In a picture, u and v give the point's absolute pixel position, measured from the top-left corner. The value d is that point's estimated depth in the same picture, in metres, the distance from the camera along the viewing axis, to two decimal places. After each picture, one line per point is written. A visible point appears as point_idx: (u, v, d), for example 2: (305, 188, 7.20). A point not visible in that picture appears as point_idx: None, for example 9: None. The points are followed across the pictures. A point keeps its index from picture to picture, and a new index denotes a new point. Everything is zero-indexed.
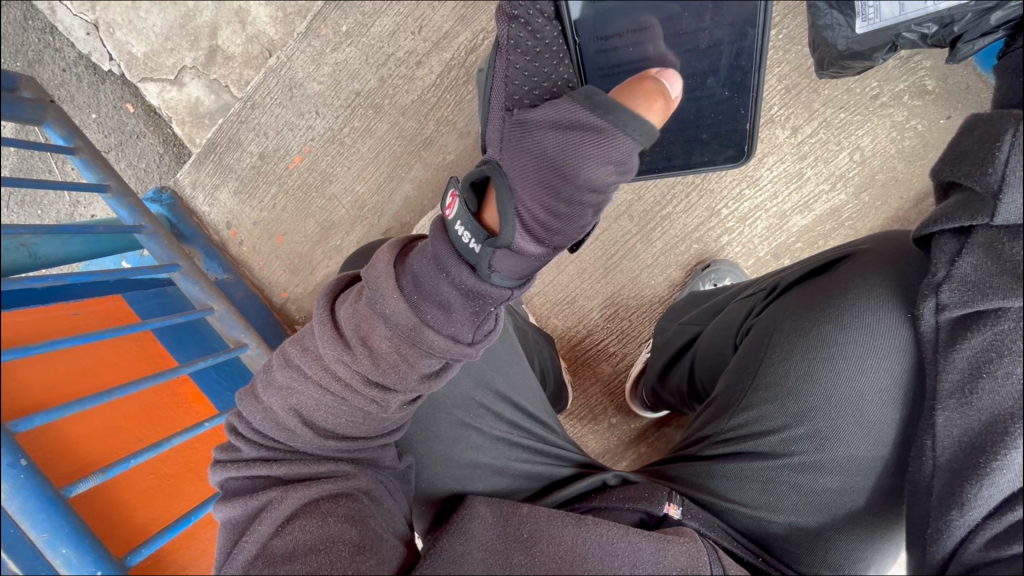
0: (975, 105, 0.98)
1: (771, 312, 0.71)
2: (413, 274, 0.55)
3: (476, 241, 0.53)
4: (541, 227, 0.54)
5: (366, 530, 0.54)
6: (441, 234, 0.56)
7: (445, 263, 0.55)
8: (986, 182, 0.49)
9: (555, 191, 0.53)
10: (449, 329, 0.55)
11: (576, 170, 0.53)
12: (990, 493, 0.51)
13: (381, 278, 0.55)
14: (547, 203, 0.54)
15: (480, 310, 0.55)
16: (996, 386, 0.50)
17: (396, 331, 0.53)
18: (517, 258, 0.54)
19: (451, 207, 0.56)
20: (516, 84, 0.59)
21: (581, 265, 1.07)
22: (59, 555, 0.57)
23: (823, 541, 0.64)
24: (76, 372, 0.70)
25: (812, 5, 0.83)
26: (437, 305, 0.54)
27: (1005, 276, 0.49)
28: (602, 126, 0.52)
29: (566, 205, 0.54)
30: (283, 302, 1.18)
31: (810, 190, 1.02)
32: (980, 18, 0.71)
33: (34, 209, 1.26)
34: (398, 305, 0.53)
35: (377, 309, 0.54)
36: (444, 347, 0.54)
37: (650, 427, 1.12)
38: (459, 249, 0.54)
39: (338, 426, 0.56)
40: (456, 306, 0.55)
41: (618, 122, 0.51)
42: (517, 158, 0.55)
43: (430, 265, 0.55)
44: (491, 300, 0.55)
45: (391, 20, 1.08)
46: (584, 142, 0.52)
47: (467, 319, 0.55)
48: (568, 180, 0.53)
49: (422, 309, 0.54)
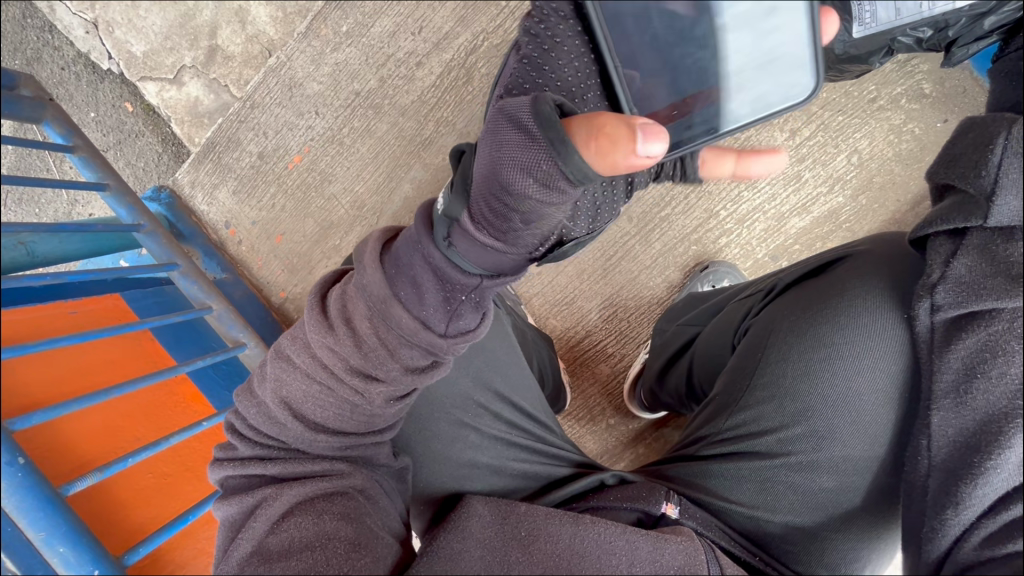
0: (972, 109, 0.98)
1: (769, 313, 0.72)
2: (395, 257, 0.58)
3: (444, 214, 0.56)
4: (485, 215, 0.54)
5: (361, 528, 0.54)
6: (424, 215, 0.59)
7: (422, 243, 0.57)
8: (979, 184, 0.50)
9: (500, 193, 0.53)
10: (420, 314, 0.55)
11: (511, 184, 0.52)
12: (985, 492, 0.51)
13: (367, 259, 0.58)
14: (493, 198, 0.54)
15: (451, 297, 0.57)
16: (990, 387, 0.51)
17: (373, 308, 0.55)
18: (471, 244, 0.55)
19: (442, 183, 0.60)
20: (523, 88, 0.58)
21: (580, 266, 1.08)
22: (56, 553, 0.56)
23: (819, 540, 0.64)
24: (74, 371, 0.70)
25: None
26: (412, 285, 0.56)
27: (999, 278, 0.49)
28: (537, 146, 0.49)
29: (506, 208, 0.53)
30: (281, 302, 1.18)
31: (808, 192, 1.03)
32: (973, 24, 0.74)
33: (32, 207, 1.26)
34: (374, 278, 0.56)
35: (360, 288, 0.56)
36: (413, 329, 0.55)
37: (648, 427, 1.12)
38: (431, 223, 0.57)
39: (327, 420, 0.56)
40: (427, 288, 0.56)
41: (550, 148, 0.48)
42: (487, 139, 0.55)
43: (409, 245, 0.57)
44: (460, 287, 0.57)
45: (391, 20, 1.09)
46: (520, 158, 0.51)
47: (438, 306, 0.56)
48: (508, 187, 0.52)
49: (398, 288, 0.56)
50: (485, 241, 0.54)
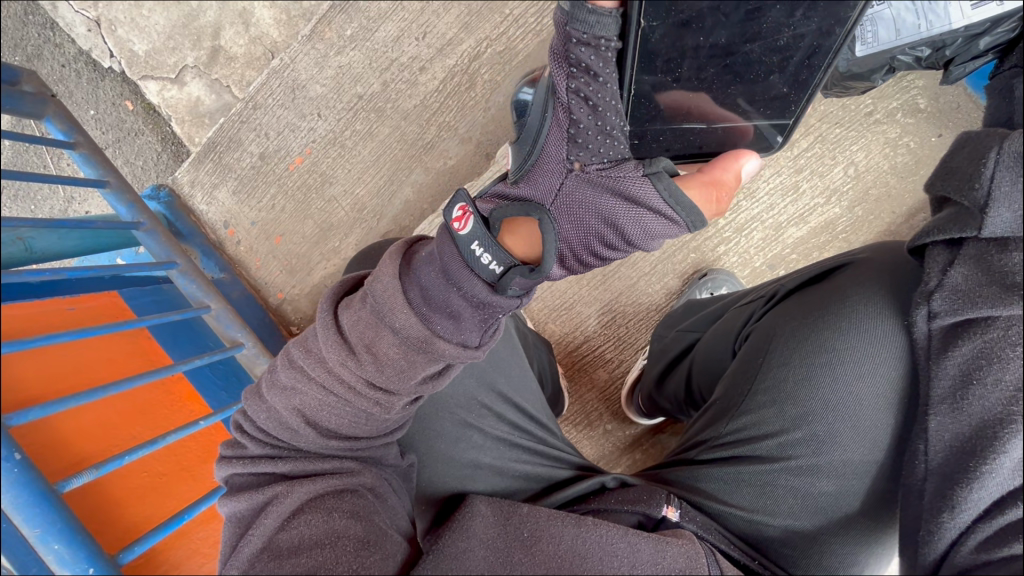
0: (966, 124, 1.00)
1: (771, 318, 0.73)
2: (420, 287, 0.56)
3: (497, 264, 0.54)
4: (576, 261, 0.59)
5: (370, 526, 0.54)
6: (452, 246, 0.56)
7: (455, 278, 0.55)
8: (973, 197, 0.50)
9: (603, 246, 0.57)
10: (458, 337, 0.56)
11: (633, 237, 0.57)
12: (980, 496, 0.52)
13: (388, 291, 0.55)
14: (589, 251, 0.58)
15: (489, 317, 0.57)
16: (986, 392, 0.52)
17: (406, 341, 0.54)
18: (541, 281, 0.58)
19: (462, 222, 0.56)
20: (579, 142, 0.56)
21: (579, 272, 1.09)
22: (51, 550, 0.56)
23: (819, 544, 0.65)
24: (68, 369, 0.69)
25: None
26: (447, 315, 0.56)
27: (994, 287, 0.50)
28: (674, 219, 0.56)
29: (603, 258, 0.59)
30: (279, 303, 1.18)
31: (805, 203, 1.04)
32: (969, 43, 0.75)
33: (27, 203, 1.25)
34: (408, 320, 0.54)
35: (384, 319, 0.54)
36: (453, 354, 0.55)
37: (645, 433, 1.12)
38: (475, 267, 0.55)
39: (340, 426, 0.57)
40: (465, 315, 0.56)
41: (688, 222, 0.56)
42: (572, 205, 0.56)
43: (438, 276, 0.56)
44: (498, 308, 0.57)
45: (395, 25, 1.09)
46: (649, 221, 0.56)
47: (475, 326, 0.57)
48: (626, 243, 0.57)
49: (431, 320, 0.55)
50: (558, 276, 0.60)
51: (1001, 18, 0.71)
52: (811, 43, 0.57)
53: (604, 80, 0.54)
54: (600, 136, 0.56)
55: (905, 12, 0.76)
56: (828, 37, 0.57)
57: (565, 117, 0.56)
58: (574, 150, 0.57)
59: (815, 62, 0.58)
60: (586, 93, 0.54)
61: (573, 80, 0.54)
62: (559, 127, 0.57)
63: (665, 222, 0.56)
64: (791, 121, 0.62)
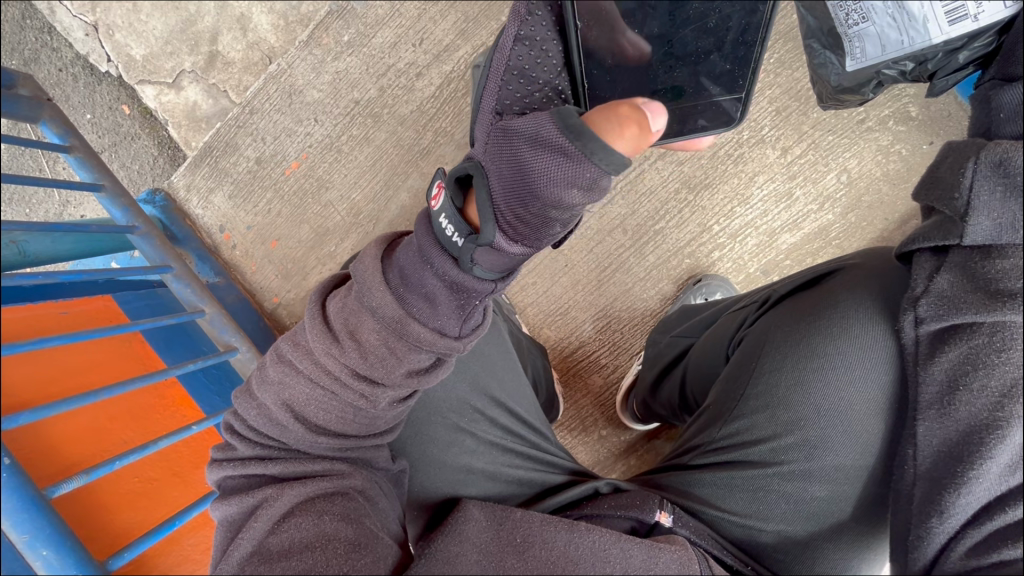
0: (957, 131, 1.01)
1: (766, 321, 0.73)
2: (399, 269, 0.56)
3: (460, 236, 0.54)
4: (513, 228, 0.54)
5: (361, 529, 0.54)
6: (425, 227, 0.57)
7: (430, 257, 0.55)
8: (953, 206, 0.51)
9: (526, 202, 0.54)
10: (435, 322, 0.56)
11: (543, 191, 0.52)
12: (968, 501, 0.52)
13: (368, 272, 0.57)
14: (518, 208, 0.54)
15: (465, 303, 0.57)
16: (973, 398, 0.52)
17: (384, 324, 0.54)
18: (498, 256, 0.54)
19: (437, 199, 0.57)
20: (509, 89, 0.59)
21: (574, 277, 1.09)
22: (39, 557, 0.55)
23: (811, 549, 0.65)
24: (59, 373, 0.69)
25: (810, 46, 0.87)
26: (422, 297, 0.56)
27: (979, 294, 0.50)
28: (570, 153, 0.49)
29: (536, 216, 0.54)
30: (273, 307, 1.17)
31: (798, 209, 1.05)
32: (948, 57, 0.73)
33: (22, 207, 1.24)
34: (384, 298, 0.55)
35: (365, 302, 0.55)
36: (431, 340, 0.55)
37: (640, 439, 1.12)
38: (443, 242, 0.55)
39: (328, 422, 0.56)
40: (440, 299, 0.56)
41: (583, 150, 0.48)
42: (497, 155, 0.55)
43: (415, 257, 0.56)
44: (474, 293, 0.57)
45: (393, 31, 1.10)
46: (552, 166, 0.50)
47: (452, 312, 0.56)
48: (536, 196, 0.53)
49: (408, 301, 0.55)
50: (510, 250, 0.54)
51: (979, 33, 0.67)
52: (741, 22, 0.64)
53: (547, 37, 0.60)
54: (527, 86, 0.60)
55: (888, 29, 0.72)
56: (754, 15, 0.63)
57: (504, 59, 0.60)
58: (504, 96, 0.59)
59: (749, 38, 0.64)
60: (529, 45, 0.60)
61: (521, 29, 0.59)
62: (496, 72, 0.60)
63: (562, 159, 0.50)
64: (741, 96, 0.65)
